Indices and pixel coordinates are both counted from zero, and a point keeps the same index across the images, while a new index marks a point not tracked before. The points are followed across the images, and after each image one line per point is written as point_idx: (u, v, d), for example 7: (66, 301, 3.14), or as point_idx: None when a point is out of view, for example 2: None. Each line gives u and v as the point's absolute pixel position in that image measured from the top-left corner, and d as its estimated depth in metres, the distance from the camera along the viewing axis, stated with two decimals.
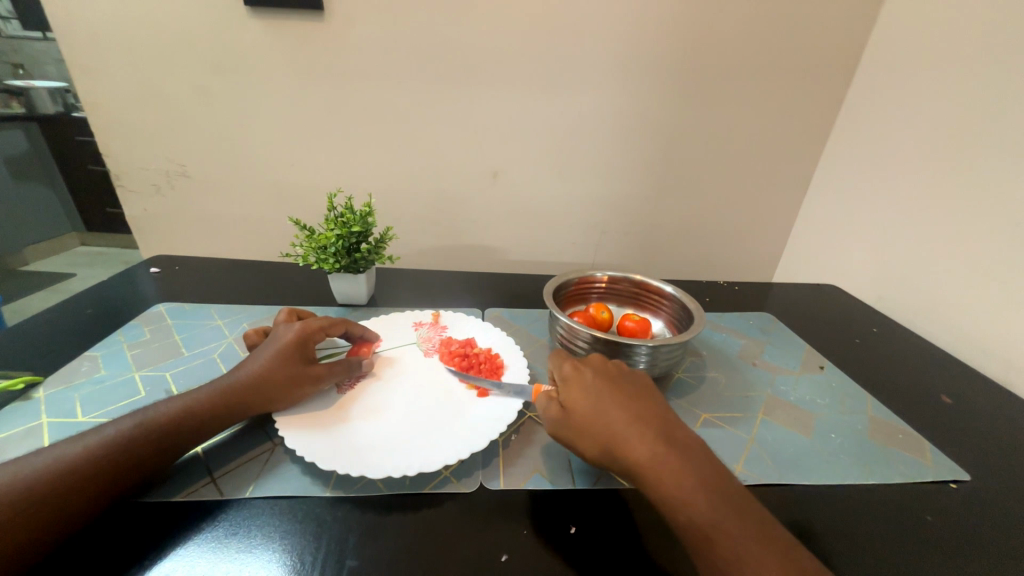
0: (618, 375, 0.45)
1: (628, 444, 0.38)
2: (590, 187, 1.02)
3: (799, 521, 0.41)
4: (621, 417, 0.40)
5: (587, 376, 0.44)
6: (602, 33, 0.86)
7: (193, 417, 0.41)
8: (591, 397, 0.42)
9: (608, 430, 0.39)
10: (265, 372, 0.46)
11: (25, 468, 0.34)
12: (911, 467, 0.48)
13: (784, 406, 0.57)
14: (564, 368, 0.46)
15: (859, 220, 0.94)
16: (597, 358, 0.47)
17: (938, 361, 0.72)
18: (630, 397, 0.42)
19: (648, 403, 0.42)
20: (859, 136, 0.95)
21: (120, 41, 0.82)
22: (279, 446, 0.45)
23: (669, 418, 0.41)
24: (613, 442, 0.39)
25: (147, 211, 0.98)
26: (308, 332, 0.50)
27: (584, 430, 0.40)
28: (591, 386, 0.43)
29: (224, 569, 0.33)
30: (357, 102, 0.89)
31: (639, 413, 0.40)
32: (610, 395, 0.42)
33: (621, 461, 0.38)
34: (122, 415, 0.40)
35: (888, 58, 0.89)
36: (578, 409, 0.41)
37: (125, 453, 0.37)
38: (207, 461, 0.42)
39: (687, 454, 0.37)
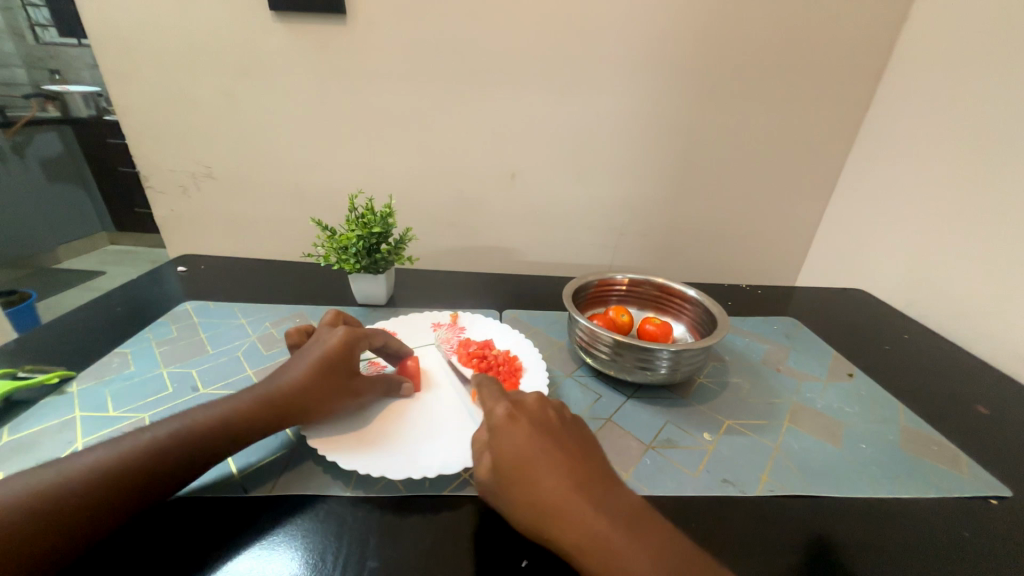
0: (558, 424, 0.39)
1: (569, 517, 0.33)
2: (609, 188, 1.01)
3: (828, 534, 0.40)
4: (561, 484, 0.34)
5: (521, 428, 0.37)
6: (622, 32, 0.85)
7: (232, 428, 0.40)
8: (526, 457, 0.35)
9: (549, 500, 0.34)
10: (307, 382, 0.44)
11: (60, 470, 0.33)
12: (948, 481, 0.46)
13: (810, 414, 0.55)
14: (494, 418, 0.38)
15: (888, 222, 0.91)
16: (533, 401, 0.41)
17: (973, 369, 0.69)
18: (570, 457, 0.36)
19: (588, 465, 0.36)
20: (889, 136, 0.92)
21: (151, 47, 0.84)
22: (316, 462, 0.44)
23: (611, 480, 0.36)
24: (551, 514, 0.33)
25: (174, 211, 1.01)
26: (355, 342, 0.48)
27: (518, 498, 0.35)
28: (527, 442, 0.36)
29: (245, 565, 0.34)
30: (378, 103, 0.90)
31: (580, 478, 0.35)
32: (549, 454, 0.36)
33: (559, 538, 0.32)
34: (164, 419, 0.38)
35: (920, 55, 0.86)
36: (511, 471, 0.35)
37: (161, 463, 0.36)
38: (244, 477, 0.41)
39: (638, 525, 0.33)
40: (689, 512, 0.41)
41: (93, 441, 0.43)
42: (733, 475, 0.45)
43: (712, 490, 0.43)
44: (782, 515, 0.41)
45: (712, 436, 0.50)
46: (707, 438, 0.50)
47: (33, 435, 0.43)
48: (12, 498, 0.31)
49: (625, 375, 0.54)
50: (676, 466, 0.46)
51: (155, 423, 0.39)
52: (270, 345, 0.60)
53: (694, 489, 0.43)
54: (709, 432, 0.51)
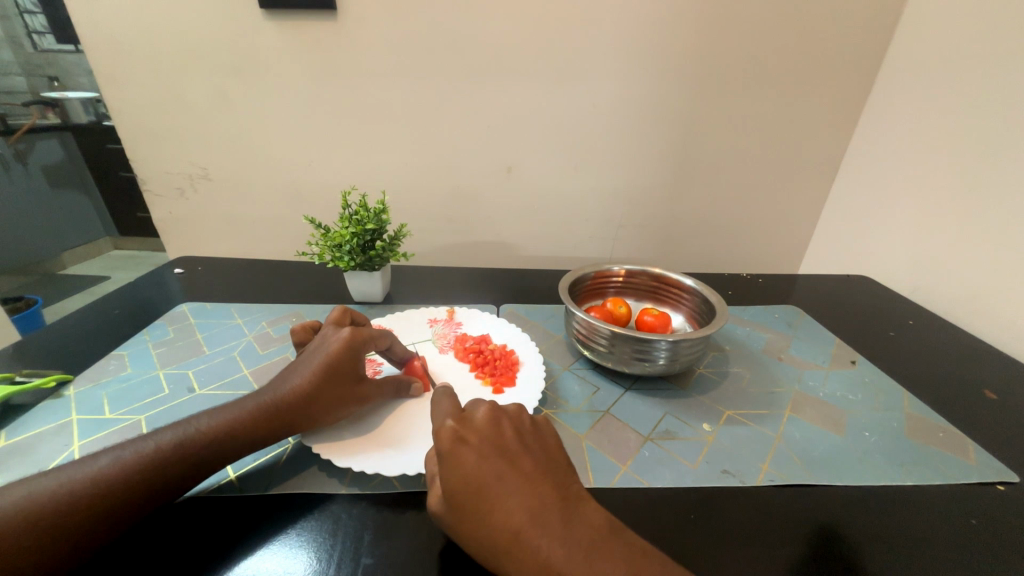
0: (513, 443, 0.36)
1: (522, 548, 0.31)
2: (606, 179, 1.00)
3: (830, 524, 0.39)
4: (514, 513, 0.32)
5: (470, 452, 0.35)
6: (616, 20, 0.84)
7: (234, 437, 0.39)
8: (476, 486, 0.33)
9: (502, 532, 0.32)
10: (315, 390, 0.43)
11: (61, 479, 0.33)
12: (954, 468, 0.45)
13: (812, 403, 0.54)
14: (439, 440, 0.35)
15: (891, 207, 0.90)
16: (484, 416, 0.38)
17: (980, 354, 0.68)
18: (523, 481, 0.34)
19: (544, 486, 0.34)
20: (891, 119, 0.90)
21: (142, 49, 0.84)
22: (319, 467, 0.43)
23: (569, 500, 0.34)
24: (504, 547, 0.31)
25: (172, 214, 1.01)
26: (363, 347, 0.47)
27: (471, 530, 0.33)
28: (475, 470, 0.34)
29: (240, 564, 0.34)
30: (371, 100, 0.89)
31: (535, 504, 0.33)
32: (499, 481, 0.33)
33: (514, 571, 0.31)
34: (165, 428, 0.38)
35: (923, 34, 0.83)
36: (461, 502, 0.33)
37: (164, 473, 0.36)
38: (244, 482, 0.40)
39: (597, 549, 0.31)
40: (687, 503, 0.40)
41: (89, 443, 0.43)
42: (734, 466, 0.45)
43: (711, 482, 0.43)
44: (783, 504, 0.41)
45: (711, 426, 0.50)
46: (707, 429, 0.49)
47: (31, 438, 0.43)
48: (13, 506, 0.31)
49: (623, 367, 0.54)
50: (674, 458, 0.45)
51: (158, 430, 0.39)
52: (267, 344, 0.60)
53: (693, 480, 0.43)
54: (708, 422, 0.50)
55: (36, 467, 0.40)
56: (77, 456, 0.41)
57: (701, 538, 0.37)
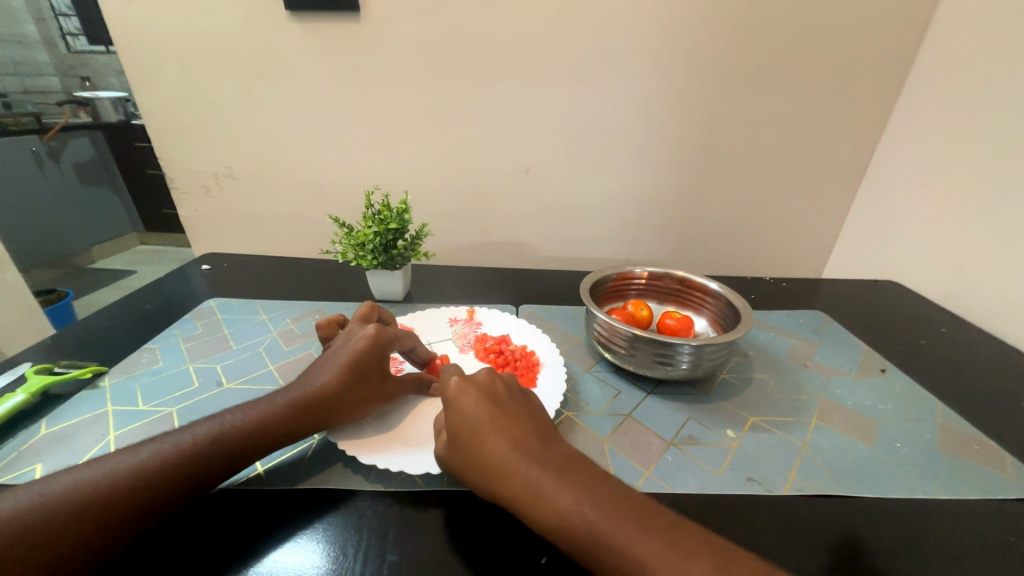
0: (506, 391, 0.40)
1: (504, 471, 0.34)
2: (626, 180, 0.99)
3: (861, 537, 0.38)
4: (500, 441, 0.35)
5: (466, 394, 0.38)
6: (638, 20, 0.83)
7: (266, 433, 0.40)
8: (469, 421, 0.37)
9: (488, 459, 0.35)
10: (341, 388, 0.44)
11: (102, 470, 0.34)
12: (990, 483, 0.44)
13: (840, 412, 0.53)
14: (441, 386, 0.39)
15: (922, 211, 0.87)
16: (485, 373, 0.41)
17: (1018, 365, 0.65)
18: (509, 417, 0.37)
19: (529, 424, 0.37)
20: (923, 120, 0.87)
21: (172, 50, 0.86)
22: (344, 463, 0.43)
23: (551, 437, 0.37)
24: (490, 471, 0.35)
25: (198, 211, 1.04)
26: (388, 346, 0.47)
27: (464, 461, 0.36)
28: (470, 408, 0.38)
29: (270, 555, 0.34)
30: (392, 100, 0.90)
31: (519, 435, 0.36)
32: (489, 416, 0.37)
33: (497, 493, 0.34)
34: (202, 421, 0.39)
35: (958, 33, 0.81)
36: (456, 435, 0.37)
37: (202, 465, 0.37)
38: (272, 478, 0.41)
39: (572, 471, 0.34)
40: (712, 510, 0.40)
41: (124, 434, 0.44)
42: (759, 473, 0.44)
43: (736, 489, 0.42)
44: (811, 514, 0.40)
45: (735, 432, 0.49)
46: (731, 435, 0.49)
47: (70, 427, 0.45)
48: (61, 497, 0.33)
49: (644, 370, 0.53)
50: (698, 464, 0.45)
51: (194, 422, 0.40)
52: (291, 340, 0.61)
53: (717, 486, 0.42)
54: (732, 428, 0.50)
55: (75, 455, 0.42)
56: (113, 446, 0.43)
57: None
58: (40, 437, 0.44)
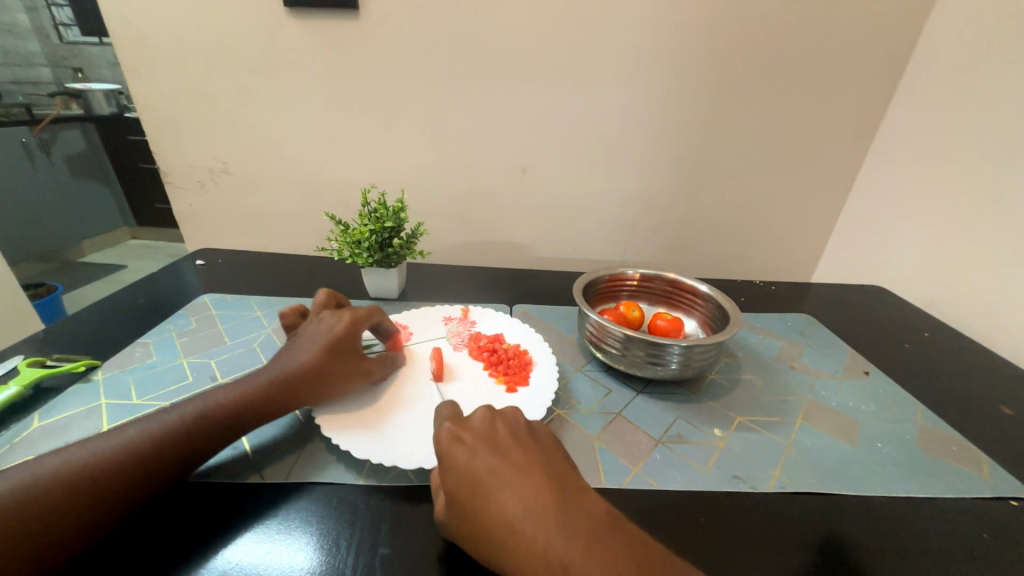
0: (507, 439, 0.37)
1: (521, 542, 0.31)
2: (620, 183, 1.00)
3: (842, 534, 0.39)
4: (512, 509, 0.32)
5: (466, 451, 0.36)
6: (634, 25, 0.84)
7: (247, 409, 0.42)
8: (473, 485, 0.34)
9: (499, 529, 0.32)
10: (316, 368, 0.45)
11: (91, 449, 0.35)
12: (966, 482, 0.45)
13: (824, 413, 0.54)
14: (439, 442, 0.37)
15: (909, 218, 0.89)
16: (479, 418, 0.39)
17: (997, 369, 0.67)
18: (517, 477, 0.34)
19: (541, 479, 0.34)
20: (911, 129, 0.89)
21: (168, 45, 0.86)
22: (323, 444, 0.45)
23: (566, 491, 0.34)
24: (506, 546, 0.32)
25: (192, 206, 1.03)
26: (359, 329, 0.49)
27: (473, 533, 0.33)
28: (472, 467, 0.35)
29: (265, 550, 0.35)
30: (390, 98, 0.91)
31: (531, 497, 0.33)
32: (496, 479, 0.34)
33: (516, 568, 0.31)
34: (185, 401, 0.41)
35: (945, 45, 0.83)
36: (462, 502, 0.34)
37: (187, 442, 0.38)
38: (253, 457, 0.42)
39: (595, 539, 0.31)
40: (698, 508, 0.41)
41: None
42: (744, 471, 0.45)
43: (722, 486, 0.43)
44: (794, 512, 0.41)
45: (722, 432, 0.50)
46: (718, 434, 0.50)
47: (62, 420, 0.45)
48: (51, 474, 0.33)
49: (635, 370, 0.54)
50: (685, 462, 0.46)
51: (177, 403, 0.41)
52: (286, 337, 0.61)
53: (703, 484, 0.43)
54: (719, 428, 0.51)
55: None
56: None
57: (712, 542, 0.38)
58: (32, 430, 0.44)
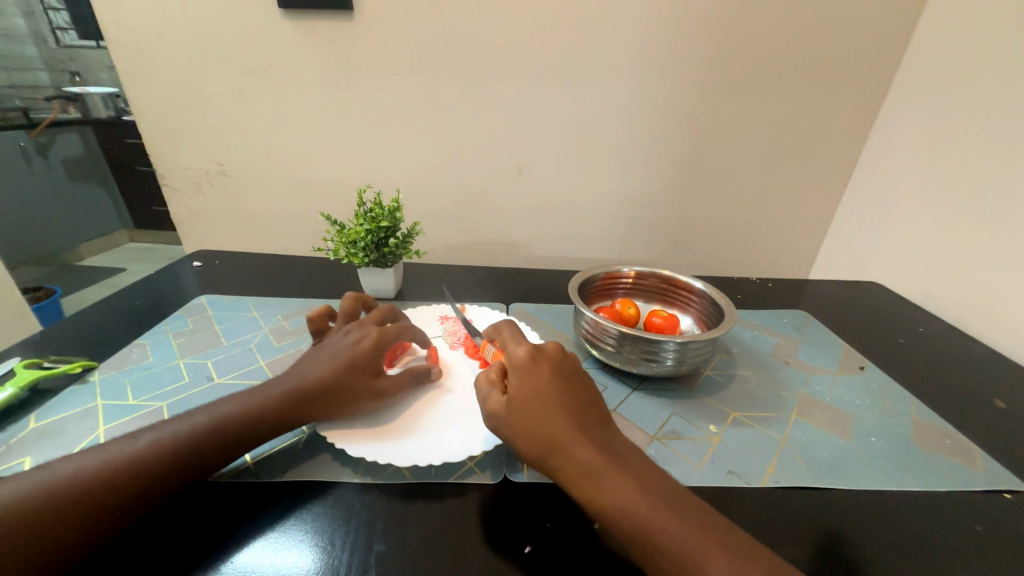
0: (573, 371, 0.41)
1: (568, 450, 0.36)
2: (616, 181, 1.00)
3: (835, 528, 0.39)
4: (565, 421, 0.37)
5: (540, 368, 0.40)
6: (628, 24, 0.84)
7: (260, 421, 0.41)
8: (537, 394, 0.38)
9: (551, 436, 0.36)
10: (334, 376, 0.45)
11: (101, 457, 0.35)
12: (959, 475, 0.46)
13: (819, 407, 0.55)
14: (516, 359, 0.41)
15: (904, 214, 0.89)
16: (555, 346, 0.43)
17: (991, 363, 0.67)
18: (575, 400, 0.39)
19: (593, 408, 0.39)
20: (905, 125, 0.90)
21: (163, 47, 0.86)
22: (334, 457, 0.44)
23: (609, 424, 0.39)
24: (553, 444, 0.36)
25: (188, 208, 1.03)
26: (386, 343, 0.49)
27: (523, 428, 0.38)
28: (540, 382, 0.39)
29: (257, 547, 0.35)
30: (385, 99, 0.91)
31: (584, 417, 0.38)
32: (558, 395, 0.38)
33: (558, 468, 0.36)
34: (199, 410, 0.40)
35: (938, 41, 0.83)
36: (522, 404, 0.38)
37: (200, 451, 0.38)
38: (260, 469, 0.41)
39: (631, 463, 0.36)
40: None
41: (114, 428, 0.45)
42: (739, 466, 0.45)
43: (716, 481, 0.43)
44: (789, 506, 0.41)
45: (717, 427, 0.50)
46: (713, 430, 0.50)
47: (59, 421, 0.45)
48: (63, 482, 0.34)
49: (631, 367, 0.55)
50: (681, 458, 0.46)
51: (191, 411, 0.41)
52: (282, 337, 0.61)
53: (698, 479, 0.43)
54: (714, 423, 0.51)
55: (64, 449, 0.42)
56: (103, 439, 0.43)
57: None
58: (28, 432, 0.44)
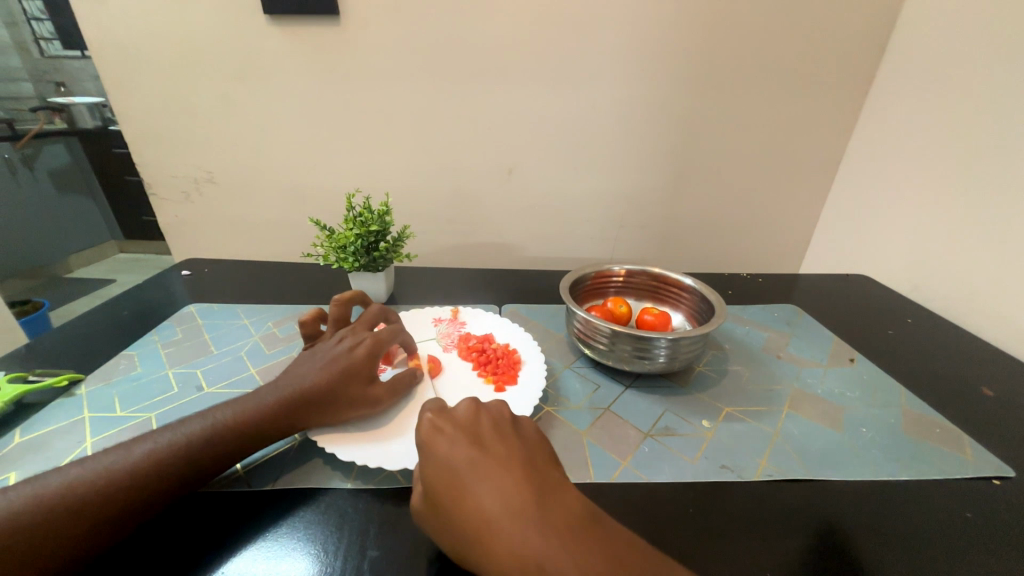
0: (489, 429, 0.37)
1: (492, 533, 0.31)
2: (606, 179, 1.00)
3: (829, 520, 0.39)
4: (484, 498, 0.32)
5: (444, 440, 0.36)
6: (615, 24, 0.85)
7: (251, 430, 0.41)
8: (450, 474, 0.34)
9: (473, 520, 0.32)
10: (329, 382, 0.44)
11: (96, 466, 0.35)
12: (949, 463, 0.46)
13: (810, 400, 0.55)
14: (419, 432, 0.38)
15: (891, 206, 0.90)
16: (465, 409, 0.39)
17: (980, 352, 0.68)
18: (494, 467, 0.34)
19: (518, 470, 0.34)
20: (890, 118, 0.91)
21: (148, 54, 0.85)
22: (326, 463, 0.43)
23: (545, 485, 0.33)
24: (478, 534, 0.31)
25: (177, 217, 1.03)
26: (380, 347, 0.49)
27: (446, 520, 0.33)
28: (449, 455, 0.35)
29: (244, 558, 0.34)
30: (374, 103, 0.91)
31: (508, 486, 0.32)
32: (470, 468, 0.34)
33: (488, 558, 0.30)
34: (192, 417, 0.40)
35: (920, 34, 0.84)
36: (436, 490, 0.34)
37: (195, 462, 0.37)
38: (250, 478, 0.41)
39: (572, 533, 0.30)
40: (687, 498, 0.41)
41: (101, 440, 0.44)
42: (732, 461, 0.45)
43: (710, 476, 0.43)
44: (782, 498, 0.41)
45: (710, 423, 0.51)
46: (706, 425, 0.50)
47: (45, 435, 0.45)
48: (56, 492, 0.33)
49: (623, 365, 0.55)
50: (675, 454, 0.46)
51: (183, 419, 0.40)
52: (273, 344, 0.61)
53: (691, 475, 0.43)
54: (707, 419, 0.51)
55: (50, 463, 0.41)
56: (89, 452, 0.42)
57: (699, 531, 0.38)
58: (13, 446, 0.43)
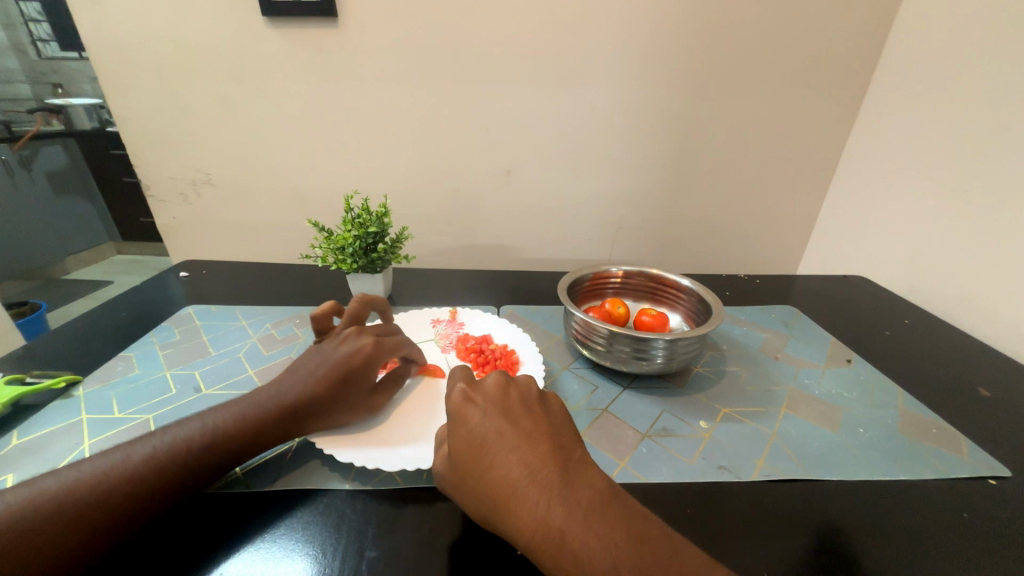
0: (518, 404, 0.37)
1: (519, 504, 0.32)
2: (604, 181, 1.01)
3: (827, 520, 0.39)
4: (512, 471, 0.33)
5: (474, 411, 0.37)
6: (613, 26, 0.85)
7: (249, 433, 0.41)
8: (478, 444, 0.35)
9: (499, 492, 0.32)
10: (334, 389, 0.45)
11: (94, 468, 0.35)
12: (946, 463, 0.46)
13: (808, 400, 0.55)
14: (450, 401, 0.38)
15: (888, 208, 0.91)
16: (494, 382, 0.39)
17: (976, 352, 0.68)
18: (523, 442, 0.34)
19: (546, 447, 0.34)
20: (886, 120, 0.91)
21: (146, 56, 0.85)
22: (324, 465, 0.43)
23: (573, 464, 0.33)
24: (505, 504, 0.32)
25: (175, 218, 1.02)
26: (384, 355, 0.49)
27: (472, 487, 0.34)
28: (478, 426, 0.36)
29: (245, 558, 0.34)
30: (373, 104, 0.91)
31: (536, 463, 0.33)
32: (500, 440, 0.34)
33: (512, 527, 0.32)
34: (190, 419, 0.40)
35: (916, 36, 0.85)
36: (464, 458, 0.35)
37: (193, 464, 0.37)
38: (248, 480, 0.41)
39: (600, 516, 0.30)
40: (686, 498, 0.41)
41: (99, 441, 0.44)
42: (730, 461, 0.46)
43: (708, 476, 0.44)
44: (780, 498, 0.41)
45: (708, 423, 0.51)
46: (704, 426, 0.50)
47: (42, 437, 0.44)
48: (55, 494, 0.33)
49: (620, 365, 0.55)
50: (673, 455, 0.46)
51: (181, 421, 0.40)
52: (271, 345, 0.61)
53: (689, 475, 0.44)
54: (705, 419, 0.51)
55: (47, 465, 0.41)
56: (87, 454, 0.42)
57: (698, 531, 0.38)
58: (10, 448, 0.43)
